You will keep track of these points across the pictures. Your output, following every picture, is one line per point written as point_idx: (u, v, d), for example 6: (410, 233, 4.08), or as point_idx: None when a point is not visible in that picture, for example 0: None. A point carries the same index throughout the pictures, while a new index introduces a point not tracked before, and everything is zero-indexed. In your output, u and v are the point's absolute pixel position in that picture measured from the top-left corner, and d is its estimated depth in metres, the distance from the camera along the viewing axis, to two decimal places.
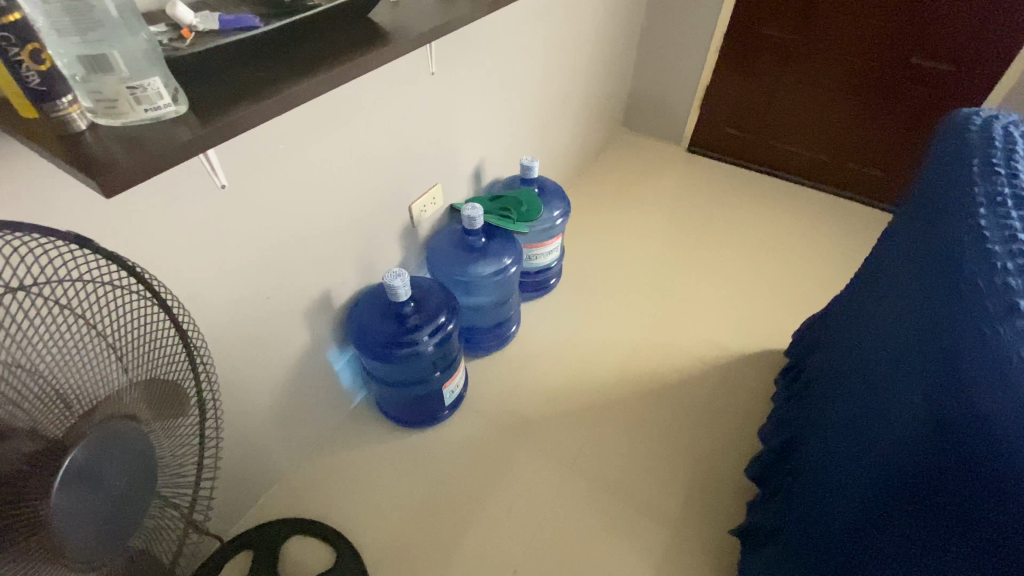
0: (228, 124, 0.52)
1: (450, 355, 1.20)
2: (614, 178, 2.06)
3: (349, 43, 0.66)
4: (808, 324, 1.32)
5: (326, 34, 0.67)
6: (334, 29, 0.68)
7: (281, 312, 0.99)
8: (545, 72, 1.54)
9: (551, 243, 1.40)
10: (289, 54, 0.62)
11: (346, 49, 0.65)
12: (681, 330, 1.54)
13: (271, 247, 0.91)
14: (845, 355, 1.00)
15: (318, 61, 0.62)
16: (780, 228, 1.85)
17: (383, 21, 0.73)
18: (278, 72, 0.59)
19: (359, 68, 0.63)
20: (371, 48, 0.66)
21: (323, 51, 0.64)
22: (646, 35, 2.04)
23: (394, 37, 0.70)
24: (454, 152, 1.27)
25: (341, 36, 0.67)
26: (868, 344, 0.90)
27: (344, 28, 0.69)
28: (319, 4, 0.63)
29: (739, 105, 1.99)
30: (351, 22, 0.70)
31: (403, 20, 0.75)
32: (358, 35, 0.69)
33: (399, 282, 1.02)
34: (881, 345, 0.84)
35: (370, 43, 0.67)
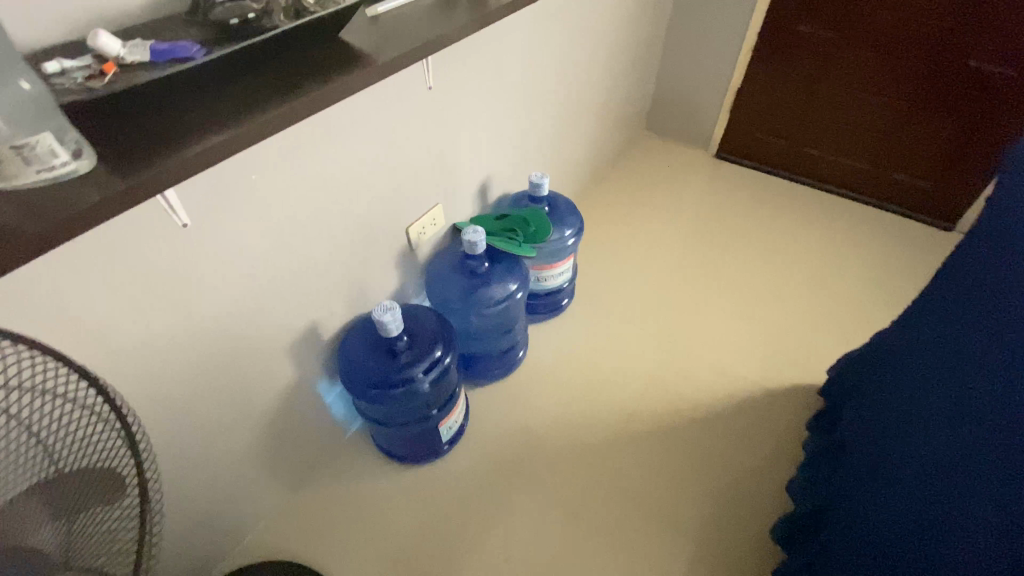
0: (138, 184, 0.44)
1: (448, 392, 1.11)
2: (633, 186, 1.93)
3: (308, 70, 0.58)
4: (846, 362, 1.19)
5: (284, 59, 0.58)
6: (294, 53, 0.59)
7: (262, 350, 0.91)
8: (558, 76, 1.43)
9: (562, 264, 1.31)
10: (238, 89, 0.54)
11: (304, 78, 0.56)
12: (702, 359, 1.42)
13: (250, 283, 0.83)
14: (889, 413, 0.88)
15: (269, 94, 0.53)
16: (814, 245, 1.71)
17: (355, 38, 0.64)
18: (219, 113, 0.51)
19: (316, 101, 0.54)
20: (334, 76, 0.57)
21: (279, 81, 0.55)
22: (673, 31, 1.89)
23: (364, 60, 0.61)
24: (455, 169, 1.18)
25: (303, 62, 0.59)
26: (917, 407, 0.78)
27: (307, 50, 0.60)
28: (277, 27, 0.54)
29: (771, 108, 1.84)
30: (315, 43, 0.61)
31: (379, 36, 0.66)
32: (322, 59, 0.60)
33: (389, 317, 0.93)
34: (943, 415, 0.72)
35: (334, 68, 0.58)
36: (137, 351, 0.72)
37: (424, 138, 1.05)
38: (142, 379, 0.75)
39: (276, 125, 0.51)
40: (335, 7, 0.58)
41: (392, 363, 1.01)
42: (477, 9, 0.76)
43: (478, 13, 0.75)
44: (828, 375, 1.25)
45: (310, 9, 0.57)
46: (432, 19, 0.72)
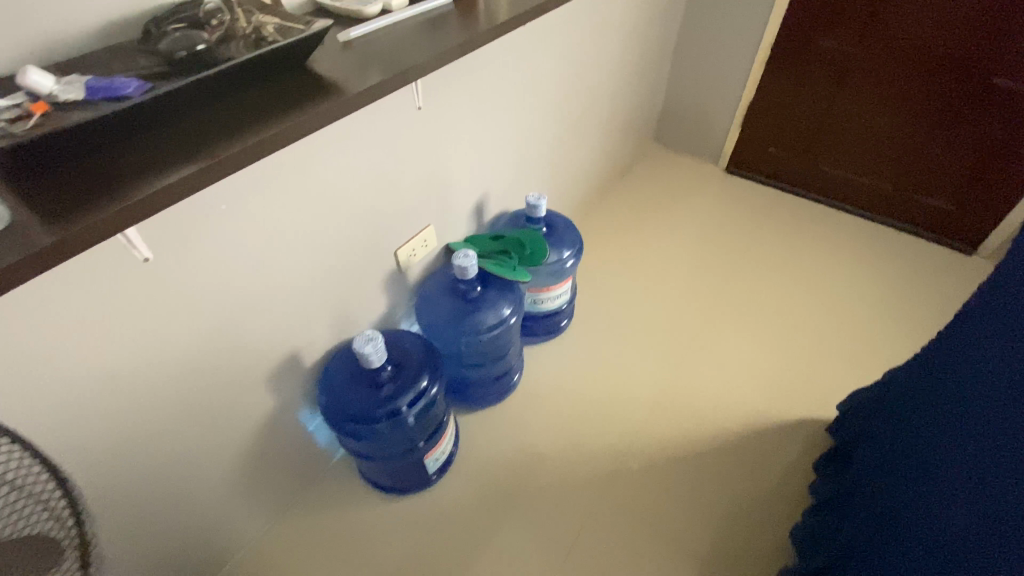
0: (60, 244, 0.43)
1: (436, 421, 1.07)
2: (640, 201, 1.87)
3: (267, 106, 0.55)
4: (859, 401, 1.12)
5: (241, 93, 0.56)
6: (252, 86, 0.57)
7: (238, 381, 0.88)
8: (562, 91, 1.38)
9: (559, 286, 1.26)
10: (188, 129, 0.52)
11: (261, 116, 0.54)
12: (706, 387, 1.36)
13: (223, 314, 0.79)
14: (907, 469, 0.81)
15: (218, 136, 0.52)
16: (827, 267, 1.64)
17: (321, 68, 0.61)
18: (160, 157, 0.49)
19: (269, 143, 0.53)
20: (293, 113, 0.55)
21: (232, 120, 0.54)
22: (684, 41, 1.83)
23: (331, 94, 0.58)
24: (448, 189, 1.13)
25: (260, 97, 0.56)
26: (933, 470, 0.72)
27: (267, 82, 0.58)
28: (232, 58, 0.51)
29: (784, 122, 1.77)
30: (276, 75, 0.59)
31: (348, 65, 0.62)
32: (283, 92, 0.57)
33: (371, 349, 0.89)
34: (967, 486, 0.66)
35: (294, 105, 0.56)
36: (98, 391, 0.69)
37: (414, 159, 1.00)
38: (106, 418, 0.72)
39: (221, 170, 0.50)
40: (296, 36, 0.55)
41: (375, 394, 0.97)
42: (462, 33, 0.72)
43: (463, 38, 0.70)
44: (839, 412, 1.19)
45: (269, 39, 0.54)
46: (410, 45, 0.68)
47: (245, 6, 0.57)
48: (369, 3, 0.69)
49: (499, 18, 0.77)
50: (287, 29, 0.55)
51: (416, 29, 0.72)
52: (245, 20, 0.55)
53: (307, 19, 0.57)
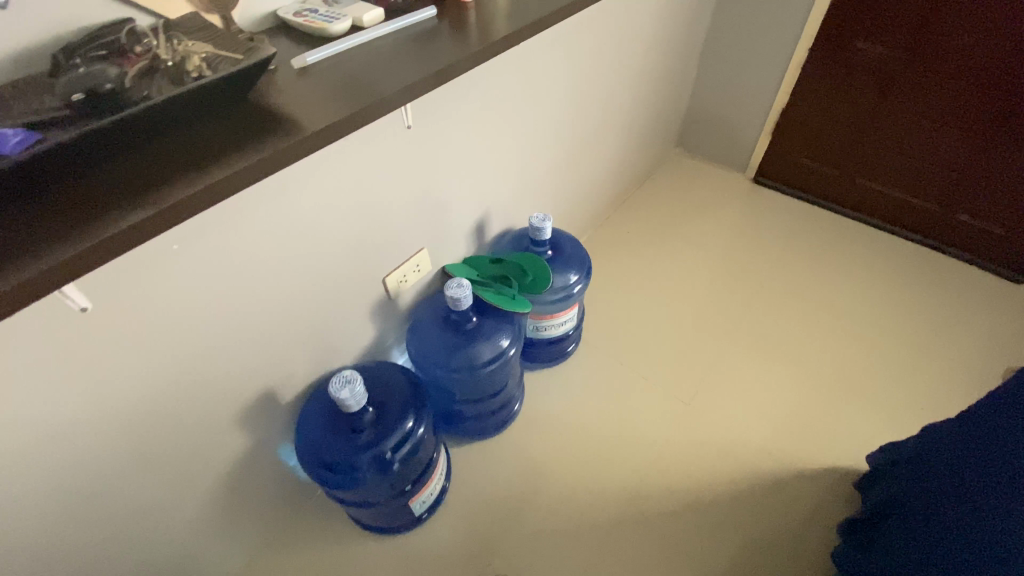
0: None
1: (424, 463, 0.99)
2: (658, 212, 1.76)
3: (192, 157, 0.50)
4: (900, 461, 1.01)
5: (168, 141, 0.51)
6: (179, 132, 0.52)
7: (206, 423, 0.82)
8: (576, 99, 1.27)
9: (564, 314, 1.16)
10: (99, 186, 0.48)
11: (182, 170, 0.49)
12: (721, 424, 1.26)
13: (185, 357, 0.73)
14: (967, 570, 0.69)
15: (126, 195, 0.47)
16: (859, 294, 1.51)
17: (263, 108, 0.55)
18: (58, 221, 0.45)
19: (184, 205, 0.47)
20: (218, 167, 0.49)
21: (148, 172, 0.49)
22: (714, 41, 1.68)
23: (271, 141, 0.51)
24: (444, 210, 1.04)
25: (186, 145, 0.51)
26: None
27: (199, 126, 0.53)
28: (146, 99, 0.44)
29: (816, 132, 1.64)
30: (210, 117, 0.53)
31: (300, 105, 0.55)
32: (213, 139, 0.52)
33: (346, 394, 0.81)
34: None
35: (221, 156, 0.50)
36: (36, 447, 0.63)
37: (405, 182, 0.92)
38: (53, 471, 0.67)
39: (126, 239, 0.45)
40: (227, 72, 0.47)
41: (355, 439, 0.89)
42: (444, 55, 0.63)
43: (443, 62, 0.62)
44: (876, 469, 1.07)
45: (194, 75, 0.46)
46: (379, 72, 0.60)
47: (175, 30, 0.50)
48: (336, 20, 0.61)
49: (492, 36, 0.68)
50: (215, 62, 0.48)
51: (387, 50, 0.63)
52: (165, 53, 0.47)
53: (240, 49, 0.49)
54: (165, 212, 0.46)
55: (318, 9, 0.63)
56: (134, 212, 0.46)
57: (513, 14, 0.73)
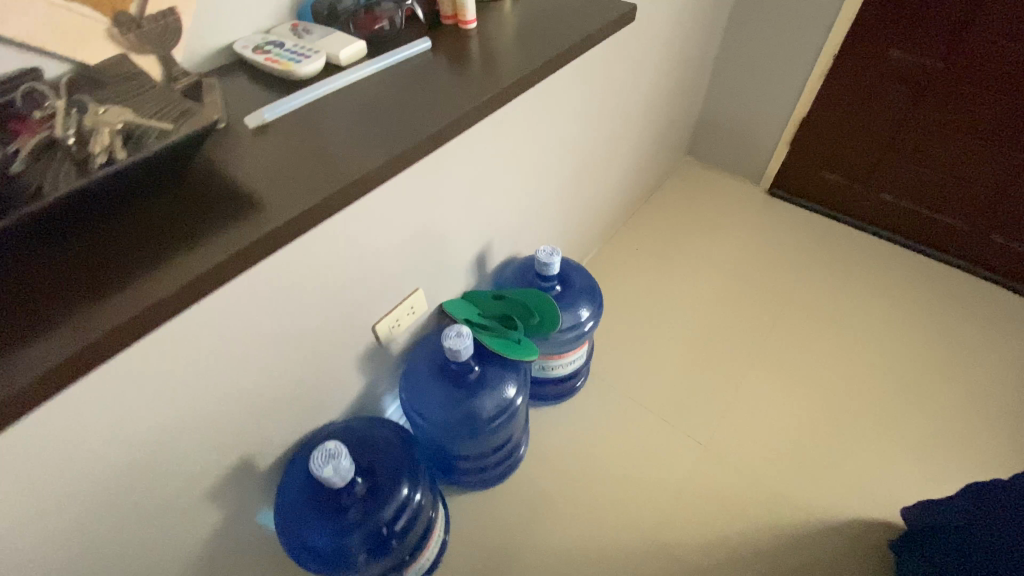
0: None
1: (422, 525, 0.91)
2: (670, 227, 1.66)
3: (145, 262, 0.48)
4: (949, 527, 0.92)
5: (120, 242, 0.49)
6: (132, 233, 0.50)
7: (170, 506, 0.72)
8: (584, 118, 1.16)
9: (573, 353, 1.06)
10: (40, 300, 0.45)
11: (144, 266, 0.47)
12: (742, 468, 1.17)
13: (140, 442, 0.63)
14: None
15: (72, 311, 0.44)
16: (884, 320, 1.42)
17: (222, 194, 0.53)
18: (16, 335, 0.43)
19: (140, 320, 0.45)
20: (180, 257, 0.48)
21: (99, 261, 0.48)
22: (728, 46, 1.57)
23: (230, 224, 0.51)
24: (441, 246, 0.94)
25: (138, 247, 0.49)
26: None
27: (154, 223, 0.51)
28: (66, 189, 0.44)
29: (838, 144, 1.53)
30: (166, 213, 0.52)
31: (262, 189, 0.53)
32: (168, 239, 0.49)
33: (331, 472, 0.72)
34: None
35: (174, 260, 0.48)
36: None
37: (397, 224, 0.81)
38: None
39: (75, 367, 0.42)
40: (152, 150, 0.48)
41: (342, 515, 0.82)
42: (429, 115, 0.61)
43: (425, 125, 0.60)
44: (921, 531, 0.98)
45: (104, 156, 0.46)
46: (353, 132, 0.59)
47: (80, 94, 0.50)
48: (304, 58, 0.61)
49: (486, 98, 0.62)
50: (137, 137, 0.48)
51: (358, 104, 0.63)
52: (76, 128, 0.47)
53: (161, 120, 0.50)
54: (119, 331, 0.44)
55: (284, 43, 0.63)
56: (83, 334, 0.43)
57: (512, 71, 0.67)
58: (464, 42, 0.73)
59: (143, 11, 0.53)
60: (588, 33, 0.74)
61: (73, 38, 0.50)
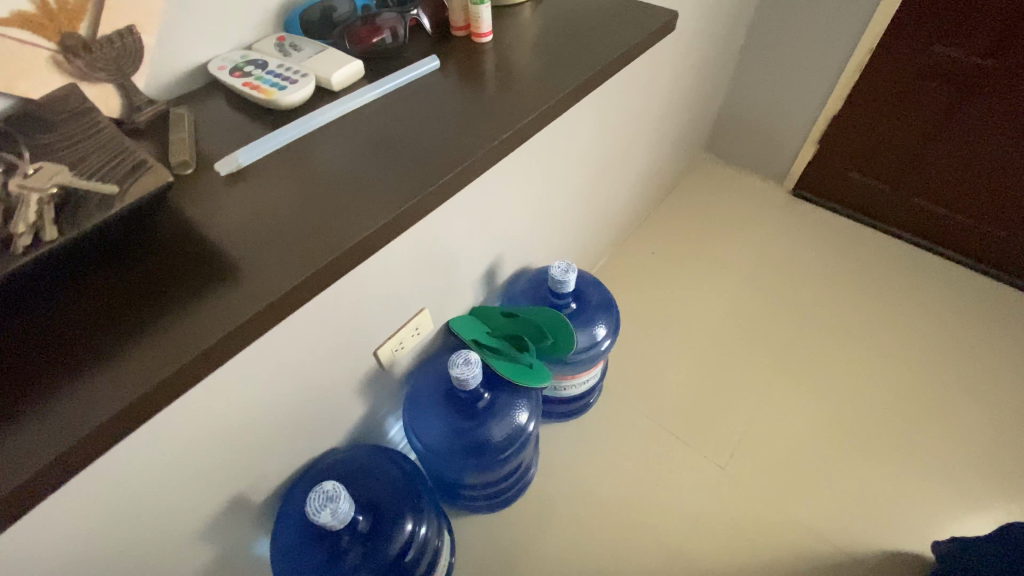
0: None
1: (429, 558, 0.87)
2: (688, 230, 1.58)
3: (108, 354, 0.42)
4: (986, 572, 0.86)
5: (80, 329, 0.43)
6: (94, 317, 0.44)
7: (160, 552, 0.67)
8: (604, 125, 1.09)
9: (586, 373, 1.00)
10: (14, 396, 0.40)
11: (126, 347, 0.42)
12: (761, 493, 1.12)
13: (120, 494, 0.58)
14: None
15: (19, 423, 0.38)
16: (915, 335, 1.34)
17: (197, 261, 0.47)
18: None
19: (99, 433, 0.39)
20: (165, 334, 0.43)
21: (74, 342, 0.43)
22: (754, 39, 1.47)
23: (221, 291, 0.45)
24: (449, 263, 0.87)
25: (98, 338, 0.43)
26: None
27: (119, 303, 0.45)
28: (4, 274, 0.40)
29: (870, 145, 1.44)
30: (133, 291, 0.45)
31: (245, 251, 0.48)
32: (133, 326, 0.43)
33: (330, 518, 0.67)
34: None
35: (160, 337, 0.43)
36: None
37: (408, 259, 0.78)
38: None
39: (21, 496, 0.37)
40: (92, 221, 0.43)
41: (343, 556, 0.79)
42: (441, 148, 0.56)
43: (437, 162, 0.54)
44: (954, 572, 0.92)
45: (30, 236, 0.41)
46: (349, 168, 0.54)
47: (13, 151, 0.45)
48: (289, 85, 0.57)
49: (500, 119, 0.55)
50: (75, 205, 0.44)
51: (356, 134, 0.58)
52: (5, 194, 0.43)
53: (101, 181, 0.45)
54: (72, 452, 0.38)
55: (268, 64, 0.59)
56: (31, 456, 0.37)
57: (532, 95, 0.61)
58: (477, 58, 0.67)
59: (95, 32, 0.49)
60: (618, 49, 0.67)
61: (16, 69, 0.46)
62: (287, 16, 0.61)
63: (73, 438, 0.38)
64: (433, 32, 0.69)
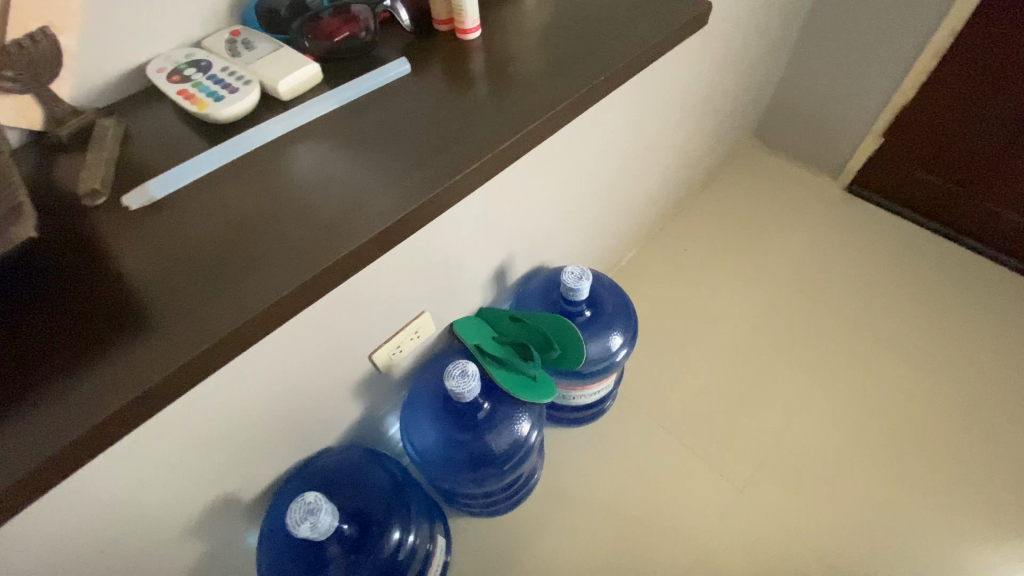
0: None
1: (419, 562, 0.85)
2: (726, 226, 1.46)
3: (59, 377, 0.40)
4: None
5: (30, 351, 0.41)
6: (49, 336, 0.42)
7: (145, 550, 0.66)
8: (637, 117, 0.99)
9: (596, 384, 0.94)
10: None
11: (78, 369, 0.40)
12: (781, 522, 1.05)
13: (97, 497, 0.57)
14: None
15: None
16: (970, 359, 1.22)
17: (160, 277, 0.45)
18: None
19: (43, 471, 0.37)
20: (118, 358, 0.41)
21: (27, 360, 0.41)
22: (817, 17, 1.30)
23: (182, 312, 0.43)
24: (453, 265, 0.82)
25: (49, 357, 0.41)
26: None
27: (77, 321, 0.43)
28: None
29: (944, 141, 1.27)
30: (87, 310, 0.43)
31: (205, 272, 0.45)
32: (87, 346, 0.41)
33: (310, 531, 0.65)
34: None
35: (114, 361, 0.40)
36: None
37: (407, 267, 0.73)
38: None
39: None
40: None
41: (325, 566, 0.77)
42: (423, 166, 0.51)
43: (419, 179, 0.50)
44: None
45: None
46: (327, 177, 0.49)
47: None
48: (228, 96, 0.53)
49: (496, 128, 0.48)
50: None
51: (337, 141, 0.53)
52: None
53: None
54: (19, 488, 0.36)
55: (212, 69, 0.54)
56: None
57: (529, 108, 0.55)
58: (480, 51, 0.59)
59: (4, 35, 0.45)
60: (633, 56, 0.60)
61: None
62: (243, 12, 0.58)
63: (14, 478, 0.36)
64: (413, 29, 0.63)
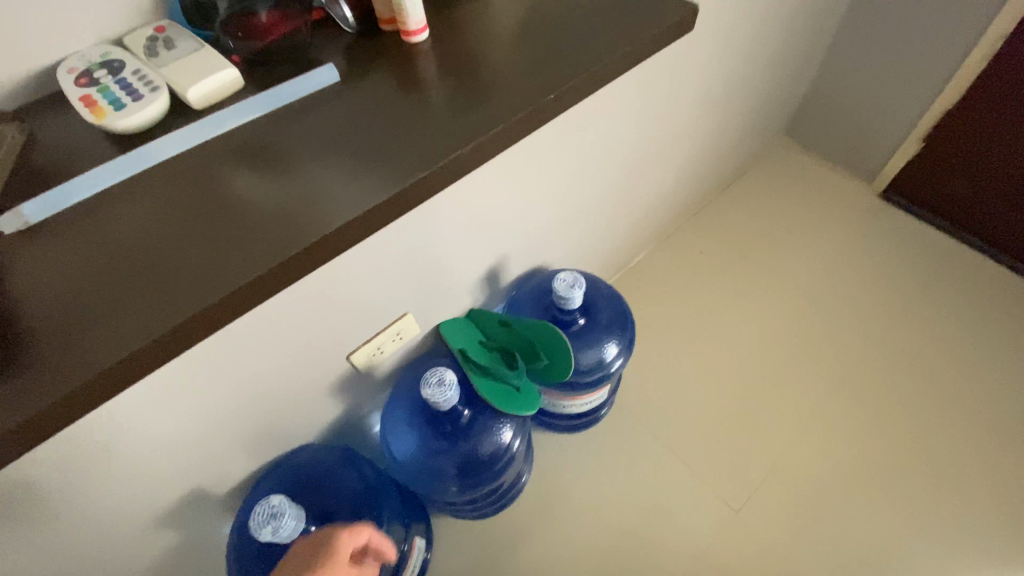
0: None
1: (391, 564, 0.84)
2: (745, 230, 1.38)
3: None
4: None
5: None
6: None
7: (113, 542, 0.66)
8: (646, 114, 0.92)
9: (587, 396, 0.91)
10: None
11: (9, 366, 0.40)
12: (778, 548, 1.00)
13: (59, 493, 0.56)
14: None
15: None
16: (1003, 388, 1.12)
17: (112, 265, 0.44)
18: None
19: None
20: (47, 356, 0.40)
21: None
22: (853, 10, 1.19)
23: (116, 311, 0.42)
24: (440, 267, 0.78)
25: (1, 342, 0.41)
26: None
27: (21, 311, 0.42)
28: None
29: (993, 149, 1.15)
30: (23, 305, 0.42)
31: (144, 272, 0.44)
32: (37, 333, 0.41)
33: (272, 535, 0.64)
34: None
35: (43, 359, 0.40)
36: None
37: (387, 270, 0.70)
38: None
39: None
40: None
41: None
42: (381, 177, 0.48)
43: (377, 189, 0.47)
44: None
45: None
46: None
47: None
48: (131, 103, 0.50)
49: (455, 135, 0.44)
50: None
51: (302, 141, 0.51)
52: None
53: None
54: None
55: (121, 72, 0.51)
56: None
57: (497, 115, 0.51)
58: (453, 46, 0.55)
59: None
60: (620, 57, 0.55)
61: None
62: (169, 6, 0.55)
63: None
64: (357, 27, 0.60)
